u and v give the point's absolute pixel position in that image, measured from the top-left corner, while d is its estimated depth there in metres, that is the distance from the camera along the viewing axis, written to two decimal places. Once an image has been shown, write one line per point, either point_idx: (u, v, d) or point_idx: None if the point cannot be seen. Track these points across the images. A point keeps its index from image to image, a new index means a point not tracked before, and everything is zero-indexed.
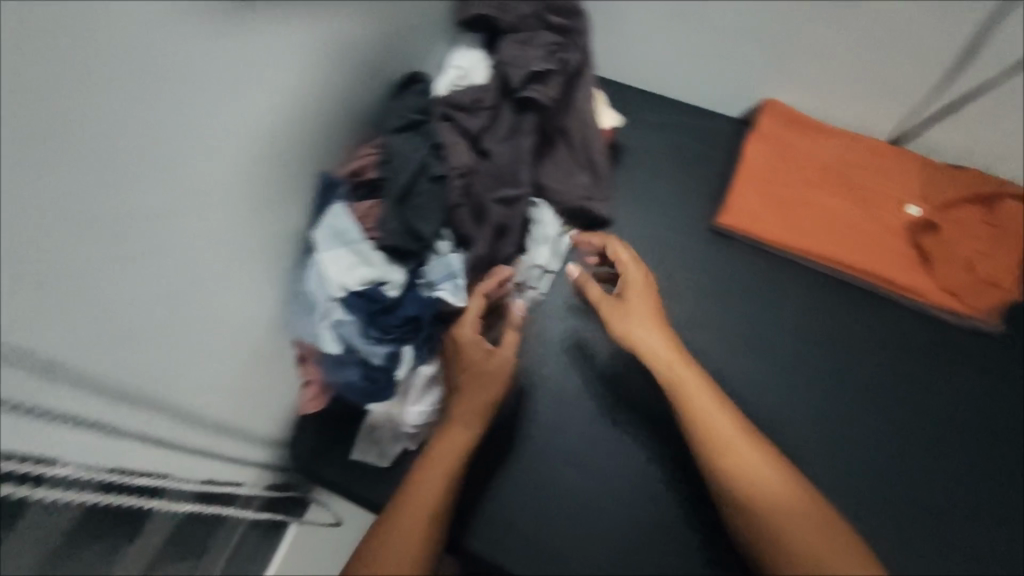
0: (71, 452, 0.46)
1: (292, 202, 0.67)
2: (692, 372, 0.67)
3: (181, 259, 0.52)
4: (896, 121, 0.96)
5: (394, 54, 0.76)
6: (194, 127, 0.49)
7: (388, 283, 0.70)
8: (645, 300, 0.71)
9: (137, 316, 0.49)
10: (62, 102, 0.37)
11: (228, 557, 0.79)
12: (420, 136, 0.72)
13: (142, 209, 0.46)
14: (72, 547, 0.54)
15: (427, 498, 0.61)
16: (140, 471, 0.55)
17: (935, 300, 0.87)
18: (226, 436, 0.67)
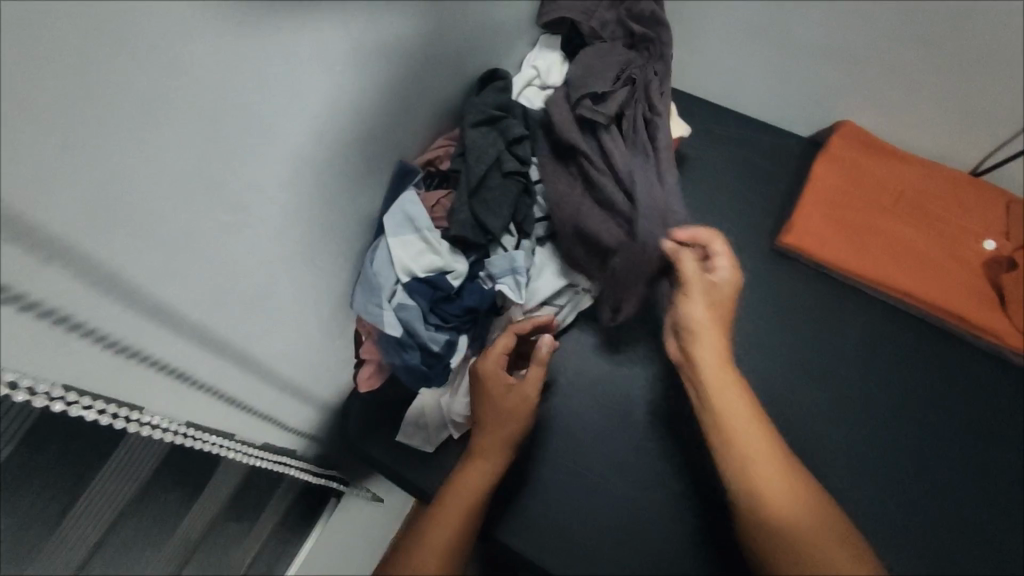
0: (162, 397, 0.53)
1: (370, 190, 0.71)
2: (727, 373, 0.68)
3: (263, 238, 0.58)
4: (982, 153, 0.92)
5: (477, 54, 0.79)
6: (288, 110, 0.54)
7: (452, 273, 0.72)
8: (725, 295, 0.72)
9: (222, 283, 0.54)
10: (181, 81, 0.42)
11: (278, 518, 0.84)
12: (496, 131, 0.76)
13: (234, 185, 0.51)
14: (153, 488, 0.59)
15: (446, 527, 0.64)
16: (214, 423, 0.61)
17: (1012, 342, 0.82)
18: (286, 401, 0.72)
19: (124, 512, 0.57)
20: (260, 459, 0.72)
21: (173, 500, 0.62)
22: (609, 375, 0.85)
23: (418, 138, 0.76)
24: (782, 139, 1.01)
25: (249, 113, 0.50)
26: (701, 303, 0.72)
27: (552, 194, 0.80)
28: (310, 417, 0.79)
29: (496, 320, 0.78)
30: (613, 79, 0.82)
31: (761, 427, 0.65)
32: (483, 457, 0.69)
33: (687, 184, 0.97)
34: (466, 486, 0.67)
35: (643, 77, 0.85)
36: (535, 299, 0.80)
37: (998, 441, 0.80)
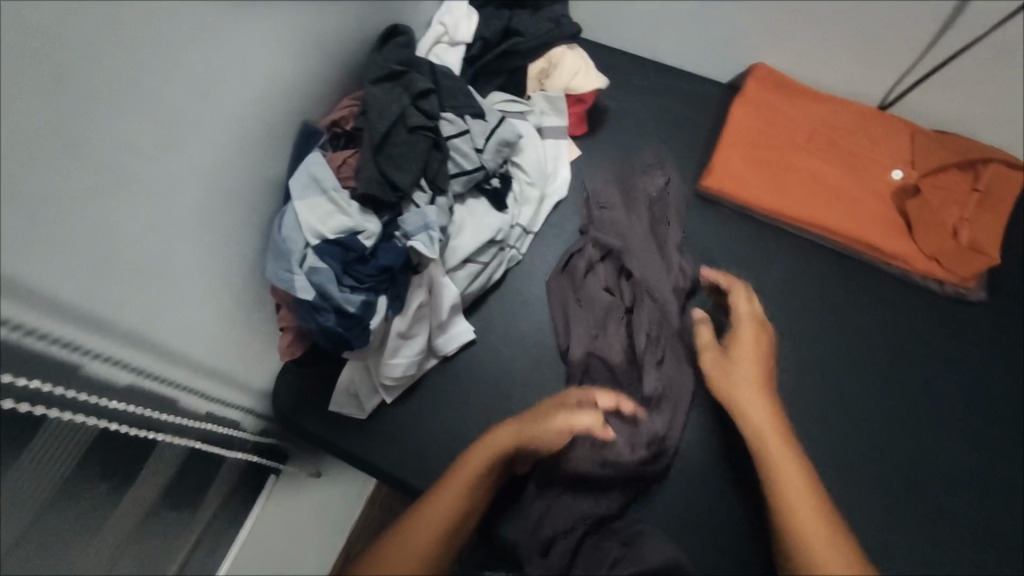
0: (74, 379, 0.49)
1: (271, 151, 0.68)
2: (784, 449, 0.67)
3: (162, 202, 0.54)
4: (885, 89, 0.93)
5: (373, 10, 0.77)
6: (171, 55, 0.50)
7: (363, 233, 0.71)
8: (751, 361, 0.75)
9: (124, 252, 0.51)
10: (38, 20, 0.38)
11: (221, 503, 0.81)
12: (399, 86, 0.75)
13: (121, 140, 0.48)
14: (81, 480, 0.54)
15: (439, 511, 0.63)
16: (140, 402, 0.58)
17: (919, 267, 0.84)
18: (209, 379, 0.69)
19: (52, 511, 0.52)
20: (195, 443, 0.68)
21: (104, 490, 0.58)
22: (545, 331, 0.85)
23: (321, 100, 0.73)
24: (698, 86, 1.01)
25: (127, 77, 0.47)
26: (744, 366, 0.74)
27: (466, 149, 0.79)
28: (241, 397, 0.76)
29: (418, 278, 0.76)
30: (602, 267, 0.86)
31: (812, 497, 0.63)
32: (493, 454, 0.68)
33: (607, 138, 0.97)
34: (466, 467, 0.66)
35: (654, 289, 0.83)
36: (455, 257, 0.80)
37: (923, 366, 0.81)
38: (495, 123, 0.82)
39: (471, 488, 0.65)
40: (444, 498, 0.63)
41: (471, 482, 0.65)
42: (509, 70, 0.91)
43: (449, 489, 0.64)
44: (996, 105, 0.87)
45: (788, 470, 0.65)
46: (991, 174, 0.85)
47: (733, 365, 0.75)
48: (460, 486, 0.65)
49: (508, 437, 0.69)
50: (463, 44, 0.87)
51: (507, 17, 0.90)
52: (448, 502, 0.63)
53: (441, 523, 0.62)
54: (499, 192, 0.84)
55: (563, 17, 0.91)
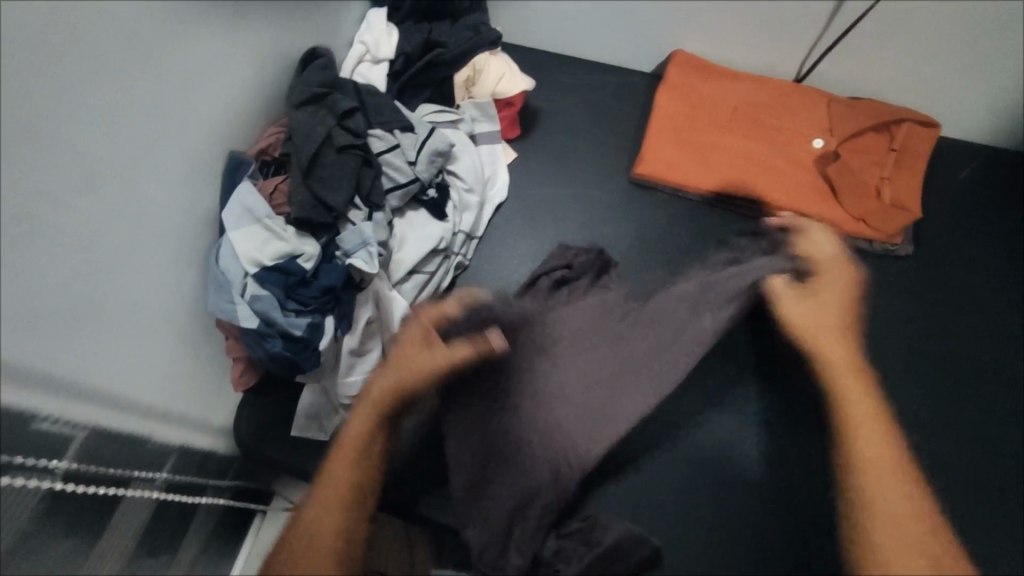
0: (22, 443, 0.47)
1: (199, 184, 0.68)
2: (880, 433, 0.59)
3: (87, 244, 0.53)
4: (797, 63, 0.96)
5: (290, 37, 0.77)
6: (79, 99, 0.50)
7: (302, 256, 0.72)
8: (835, 320, 0.67)
9: (56, 300, 0.49)
10: None
11: (202, 544, 0.80)
12: (322, 109, 0.75)
13: (41, 190, 0.47)
14: (41, 542, 0.53)
15: (326, 516, 0.52)
16: (92, 454, 0.56)
17: (849, 229, 0.88)
18: (168, 421, 0.68)
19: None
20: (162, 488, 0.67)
21: (70, 548, 0.57)
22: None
23: (244, 131, 0.73)
24: (622, 78, 1.03)
25: (40, 128, 0.46)
26: (836, 333, 0.66)
27: (399, 163, 0.80)
28: (205, 436, 0.75)
29: (362, 294, 0.77)
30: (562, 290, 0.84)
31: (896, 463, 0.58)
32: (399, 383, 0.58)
33: (540, 138, 0.99)
34: (352, 445, 0.56)
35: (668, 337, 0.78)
36: (400, 270, 0.81)
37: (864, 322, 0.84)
38: (425, 134, 0.83)
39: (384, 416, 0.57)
40: (358, 429, 0.56)
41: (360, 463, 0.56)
42: (437, 81, 0.92)
43: (333, 491, 0.53)
44: (902, 68, 0.91)
45: (880, 453, 0.58)
46: (906, 134, 0.89)
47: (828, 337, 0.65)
48: (375, 412, 0.57)
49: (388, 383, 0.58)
50: (387, 61, 0.88)
51: (427, 29, 0.90)
52: (364, 432, 0.57)
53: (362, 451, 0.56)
54: (438, 202, 0.85)
55: (482, 24, 0.92)
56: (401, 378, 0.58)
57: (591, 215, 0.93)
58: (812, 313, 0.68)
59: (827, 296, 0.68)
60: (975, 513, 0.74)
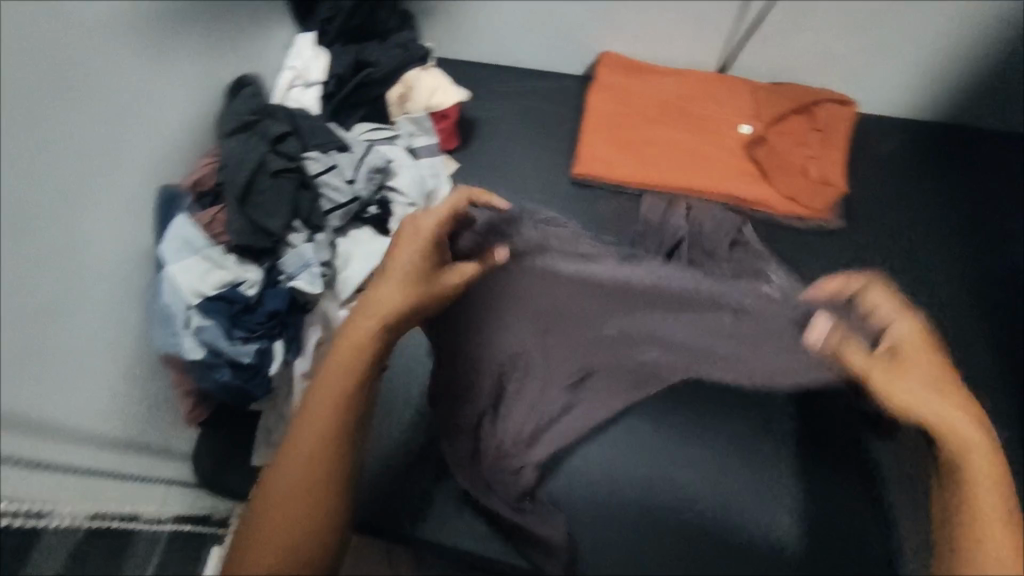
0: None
1: (136, 219, 0.67)
2: (994, 499, 0.47)
3: (38, 287, 0.52)
4: (719, 55, 1.00)
5: (216, 66, 0.77)
6: (18, 143, 0.49)
7: (245, 283, 0.73)
8: (922, 381, 0.53)
9: (11, 345, 0.48)
10: None
11: None
12: (255, 135, 0.76)
13: None
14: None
15: (286, 496, 0.51)
16: (58, 493, 0.53)
17: (782, 209, 0.91)
18: (130, 455, 0.65)
19: None
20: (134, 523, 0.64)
21: None
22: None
23: (176, 162, 0.73)
24: (555, 83, 1.05)
25: None
26: (937, 402, 0.51)
27: (337, 183, 0.81)
28: (167, 470, 0.73)
29: (309, 317, 0.78)
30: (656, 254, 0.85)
31: (1003, 481, 0.48)
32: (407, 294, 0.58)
33: (479, 147, 1.00)
34: (317, 416, 0.53)
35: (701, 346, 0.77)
36: (348, 288, 0.81)
37: None
38: (362, 152, 0.84)
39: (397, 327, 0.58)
40: (350, 347, 0.55)
41: (322, 443, 0.52)
42: (370, 99, 0.92)
43: (291, 475, 0.51)
44: (820, 51, 0.95)
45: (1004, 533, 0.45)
46: (827, 114, 0.94)
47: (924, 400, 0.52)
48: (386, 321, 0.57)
49: (351, 347, 0.55)
50: (318, 84, 0.89)
51: (356, 50, 0.91)
52: (370, 346, 0.55)
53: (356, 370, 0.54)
54: (380, 218, 0.86)
55: (410, 40, 0.94)
56: (383, 314, 0.56)
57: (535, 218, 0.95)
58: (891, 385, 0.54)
59: (905, 352, 0.55)
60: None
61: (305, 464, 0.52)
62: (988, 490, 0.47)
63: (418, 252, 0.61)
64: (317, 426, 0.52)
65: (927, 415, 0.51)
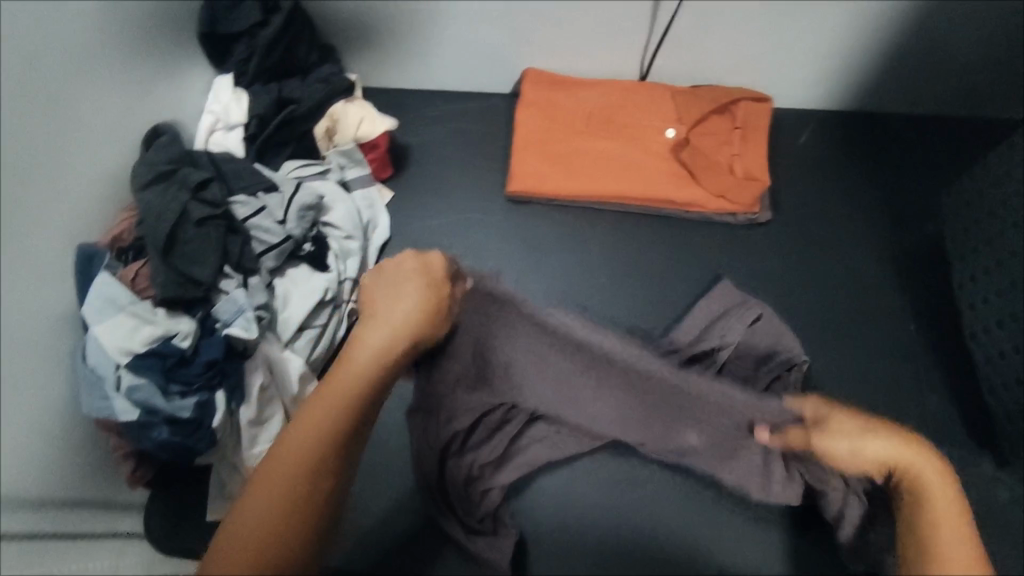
0: None
1: (56, 281, 0.65)
2: (937, 479, 0.59)
3: None
4: (640, 62, 1.01)
5: (129, 117, 0.76)
6: None
7: (178, 335, 0.71)
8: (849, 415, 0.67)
9: None
10: None
11: None
12: (174, 185, 0.74)
13: None
14: None
15: (250, 534, 0.48)
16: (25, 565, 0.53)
17: (713, 207, 0.94)
18: (87, 511, 0.65)
19: None
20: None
21: None
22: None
23: (93, 220, 0.71)
24: (483, 104, 1.06)
25: None
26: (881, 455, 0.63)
27: (267, 224, 0.80)
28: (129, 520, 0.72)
29: (250, 361, 0.76)
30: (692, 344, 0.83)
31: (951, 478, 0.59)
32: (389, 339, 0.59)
33: (413, 173, 1.00)
34: (293, 453, 0.51)
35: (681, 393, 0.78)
36: (289, 329, 0.80)
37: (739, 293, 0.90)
38: (291, 192, 0.83)
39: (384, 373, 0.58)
40: (339, 389, 0.55)
41: (300, 485, 0.51)
42: (297, 136, 0.91)
43: (256, 513, 0.49)
44: (734, 52, 0.98)
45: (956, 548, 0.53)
46: (745, 110, 0.96)
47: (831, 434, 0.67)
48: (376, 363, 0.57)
49: (340, 391, 0.55)
50: (240, 125, 0.88)
51: (277, 89, 0.89)
52: (359, 389, 0.55)
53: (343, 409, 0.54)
54: (317, 254, 0.84)
55: (333, 75, 0.93)
56: (382, 356, 0.58)
57: (476, 240, 0.95)
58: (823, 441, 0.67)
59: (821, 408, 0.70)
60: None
61: (274, 506, 0.49)
62: (945, 517, 0.56)
63: (407, 301, 0.62)
64: (299, 457, 0.51)
65: (879, 453, 0.63)
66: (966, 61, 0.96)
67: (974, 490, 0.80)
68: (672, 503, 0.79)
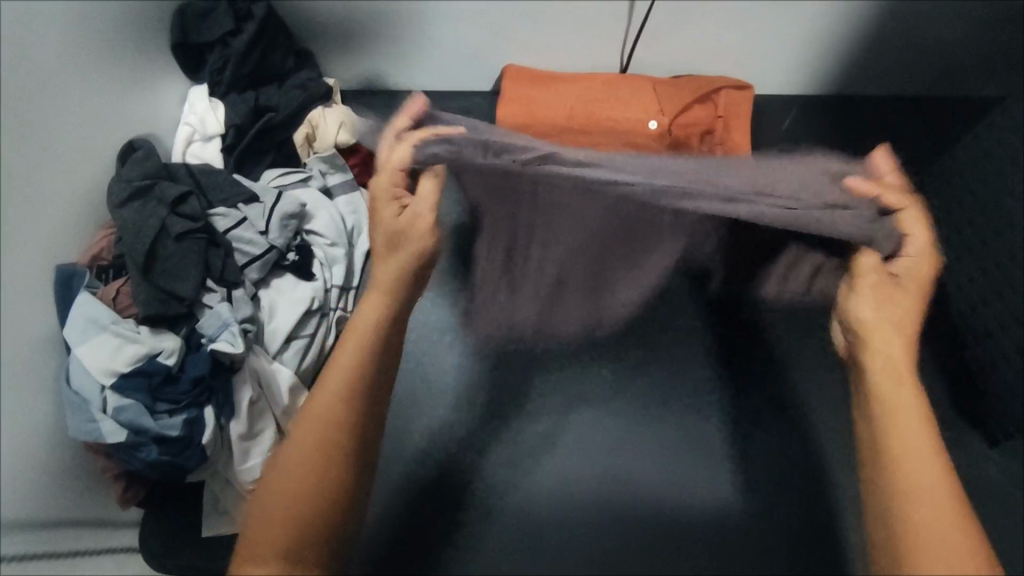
0: None
1: (38, 305, 0.64)
2: (911, 397, 0.56)
3: None
4: (619, 57, 1.01)
5: (101, 134, 0.74)
6: None
7: (163, 352, 0.70)
8: (918, 268, 0.62)
9: None
10: None
11: None
12: (152, 200, 0.73)
13: None
14: None
15: (283, 503, 0.51)
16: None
17: None
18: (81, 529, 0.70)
19: None
20: None
21: None
22: (416, 346, 0.72)
23: (71, 239, 0.70)
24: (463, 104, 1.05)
25: None
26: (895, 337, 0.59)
27: (250, 235, 0.79)
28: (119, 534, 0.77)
29: (239, 375, 0.75)
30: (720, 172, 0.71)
31: (913, 378, 0.58)
32: (395, 254, 0.65)
33: None
34: (313, 418, 0.54)
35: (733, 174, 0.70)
36: (277, 340, 0.79)
37: None
38: (273, 202, 0.82)
39: (395, 286, 0.64)
40: (338, 372, 0.56)
41: (325, 451, 0.53)
42: (275, 144, 0.91)
43: (280, 498, 0.51)
44: (713, 41, 0.97)
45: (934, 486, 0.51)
46: (728, 98, 0.96)
47: (892, 296, 0.61)
48: (381, 298, 0.63)
49: (353, 355, 0.58)
50: (218, 136, 0.86)
51: (254, 97, 0.88)
52: (373, 338, 0.60)
53: (367, 345, 0.59)
54: (302, 262, 0.84)
55: (309, 80, 0.92)
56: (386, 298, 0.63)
57: None
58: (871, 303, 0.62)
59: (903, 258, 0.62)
60: (812, 372, 0.73)
61: (307, 477, 0.51)
62: (932, 474, 0.52)
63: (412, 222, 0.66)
64: (324, 416, 0.54)
65: (886, 351, 0.59)
66: (944, 40, 0.96)
67: None
68: (671, 491, 0.65)
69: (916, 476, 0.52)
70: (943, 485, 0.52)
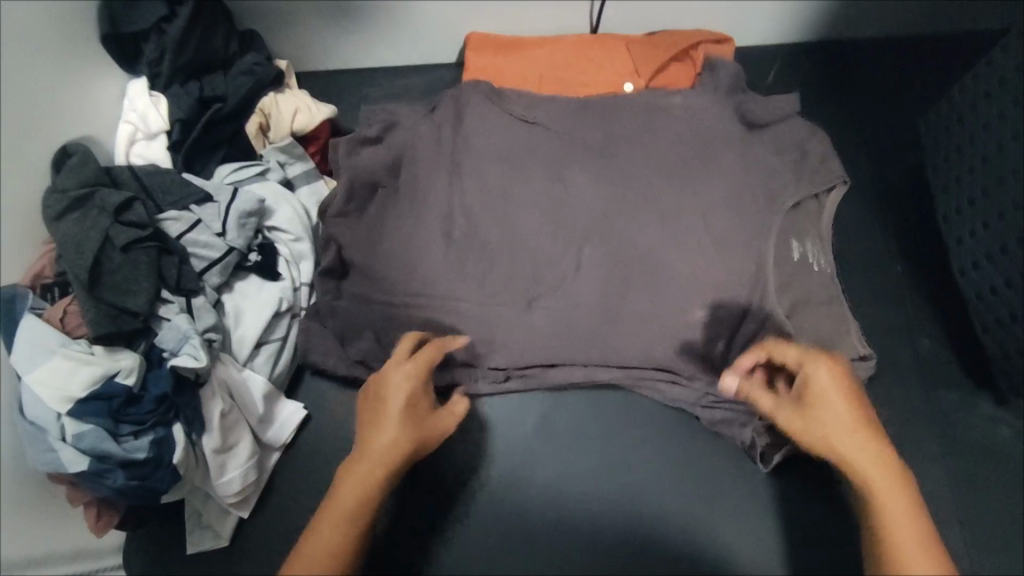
0: None
1: None
2: (869, 455, 0.59)
3: None
4: (587, 15, 0.94)
5: (32, 138, 0.68)
6: None
7: (121, 372, 0.65)
8: (821, 370, 0.63)
9: None
10: None
11: None
12: (93, 210, 0.68)
13: None
14: None
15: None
16: None
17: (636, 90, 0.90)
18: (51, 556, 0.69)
19: None
20: None
21: None
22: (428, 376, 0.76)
23: (8, 258, 0.65)
24: (429, 78, 0.99)
25: None
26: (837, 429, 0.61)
27: (205, 239, 0.74)
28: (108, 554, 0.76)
29: (206, 388, 0.70)
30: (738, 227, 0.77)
31: (882, 456, 0.59)
32: (416, 426, 0.64)
33: None
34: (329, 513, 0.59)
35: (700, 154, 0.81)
36: (245, 346, 0.75)
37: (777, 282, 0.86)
38: (228, 200, 0.76)
39: (394, 450, 0.62)
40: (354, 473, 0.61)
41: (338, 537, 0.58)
42: (228, 135, 0.84)
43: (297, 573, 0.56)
44: None
45: (902, 527, 0.56)
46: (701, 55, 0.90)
47: (816, 409, 0.62)
48: (372, 467, 0.61)
49: (371, 468, 0.61)
50: (163, 133, 0.81)
51: (198, 87, 0.82)
52: (394, 456, 0.62)
53: (381, 467, 0.61)
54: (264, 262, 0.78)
55: (256, 64, 0.86)
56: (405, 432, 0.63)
57: None
58: (800, 418, 0.63)
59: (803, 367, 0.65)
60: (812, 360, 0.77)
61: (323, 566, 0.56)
62: (902, 517, 0.56)
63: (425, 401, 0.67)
64: (337, 509, 0.59)
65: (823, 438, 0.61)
66: None
67: (972, 427, 0.78)
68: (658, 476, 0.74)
69: (892, 521, 0.56)
70: (913, 521, 0.56)
